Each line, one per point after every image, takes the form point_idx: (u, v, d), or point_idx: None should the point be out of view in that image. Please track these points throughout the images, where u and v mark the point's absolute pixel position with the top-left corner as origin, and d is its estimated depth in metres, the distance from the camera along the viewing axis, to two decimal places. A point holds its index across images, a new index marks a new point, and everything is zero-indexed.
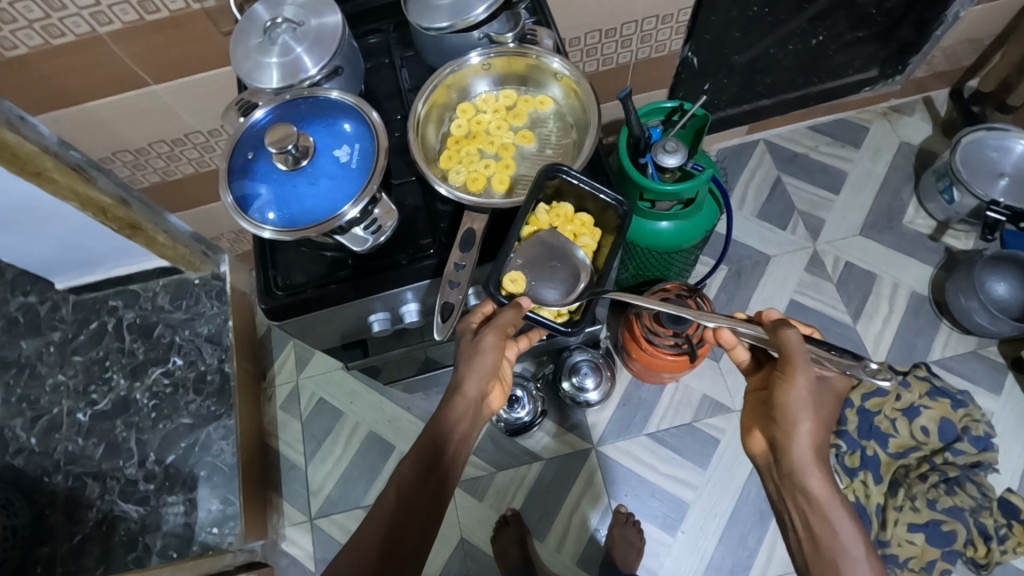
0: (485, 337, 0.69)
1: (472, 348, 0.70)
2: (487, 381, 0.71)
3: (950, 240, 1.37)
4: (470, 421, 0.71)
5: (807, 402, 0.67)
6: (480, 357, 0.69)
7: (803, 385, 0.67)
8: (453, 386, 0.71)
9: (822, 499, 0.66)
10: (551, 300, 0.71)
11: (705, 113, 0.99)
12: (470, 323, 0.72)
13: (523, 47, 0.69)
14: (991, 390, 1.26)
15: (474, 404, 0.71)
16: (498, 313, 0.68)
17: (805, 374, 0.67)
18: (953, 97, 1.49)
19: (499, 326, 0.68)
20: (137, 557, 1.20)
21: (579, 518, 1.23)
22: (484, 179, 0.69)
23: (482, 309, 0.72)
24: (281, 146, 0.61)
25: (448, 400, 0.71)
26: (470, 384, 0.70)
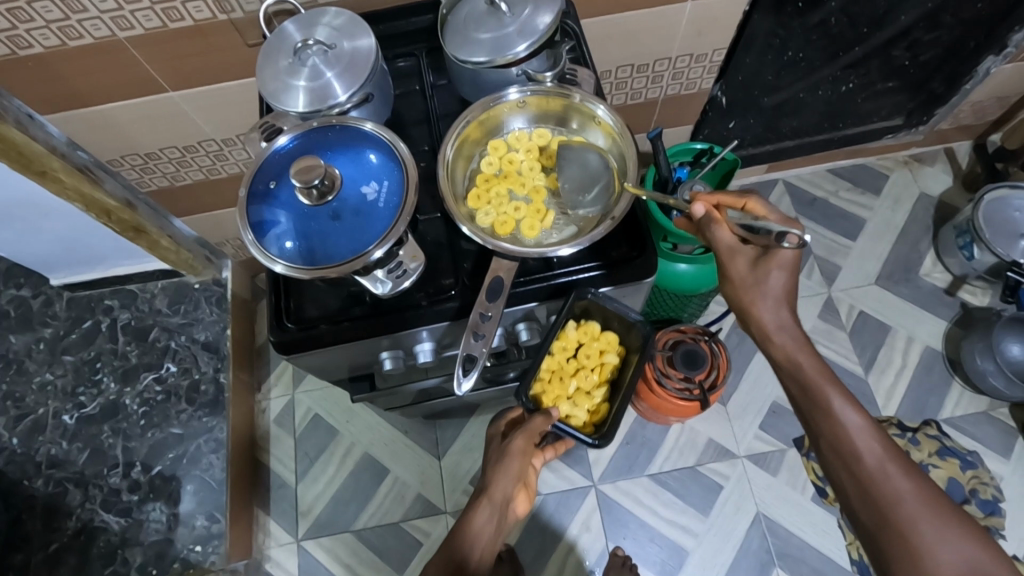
0: (514, 441, 0.78)
1: (501, 453, 0.78)
2: (513, 485, 0.76)
3: (966, 296, 1.36)
4: (494, 521, 0.73)
5: (773, 294, 0.64)
6: (507, 461, 0.77)
7: (755, 281, 0.64)
8: (480, 488, 0.75)
9: (838, 420, 0.61)
10: (580, 414, 0.86)
11: (734, 158, 0.99)
12: (497, 428, 0.85)
13: (563, 87, 0.67)
14: (1001, 454, 1.23)
15: (500, 507, 0.74)
16: (530, 420, 0.81)
17: (734, 266, 0.65)
18: (975, 151, 1.47)
19: (529, 432, 0.79)
20: (115, 571, 1.16)
21: (574, 559, 1.20)
22: (513, 223, 0.66)
23: (509, 415, 0.86)
24: (307, 180, 0.58)
25: (475, 500, 0.74)
26: (495, 488, 0.75)
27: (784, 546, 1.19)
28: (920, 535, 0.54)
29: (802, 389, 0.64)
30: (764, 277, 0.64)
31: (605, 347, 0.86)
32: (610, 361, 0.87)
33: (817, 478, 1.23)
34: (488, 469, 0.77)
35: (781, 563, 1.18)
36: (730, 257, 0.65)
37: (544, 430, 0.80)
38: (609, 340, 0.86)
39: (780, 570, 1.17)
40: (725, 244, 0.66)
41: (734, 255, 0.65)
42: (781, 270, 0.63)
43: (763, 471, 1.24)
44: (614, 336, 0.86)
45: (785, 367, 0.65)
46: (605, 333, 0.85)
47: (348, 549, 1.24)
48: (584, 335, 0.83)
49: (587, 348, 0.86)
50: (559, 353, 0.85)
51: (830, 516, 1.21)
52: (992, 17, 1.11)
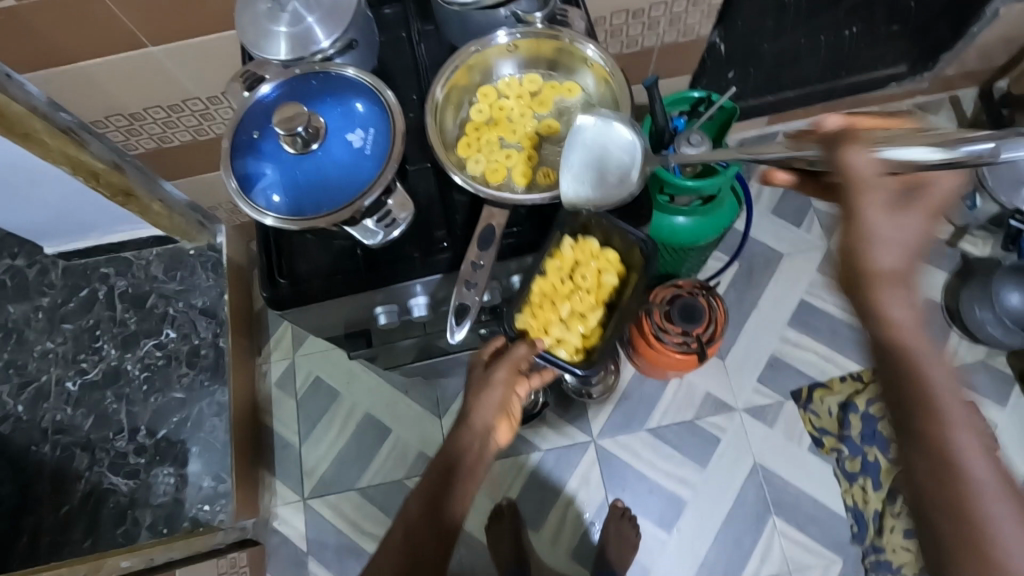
0: (496, 371, 0.74)
1: (481, 382, 0.74)
2: (494, 414, 0.73)
3: (967, 246, 1.34)
4: (478, 451, 0.73)
5: (884, 237, 0.52)
6: (488, 391, 0.73)
7: (887, 224, 0.52)
8: (460, 418, 0.74)
9: (924, 375, 0.51)
10: (571, 340, 0.79)
11: (733, 106, 0.96)
12: (482, 356, 0.79)
13: (554, 28, 0.64)
14: (997, 401, 1.24)
15: (481, 436, 0.73)
16: (513, 349, 0.75)
17: (868, 190, 0.51)
18: (981, 98, 1.44)
19: (512, 360, 0.74)
20: (126, 531, 1.18)
21: (574, 511, 1.23)
22: (505, 171, 0.65)
23: (494, 344, 0.79)
24: (290, 128, 0.57)
25: (455, 432, 0.73)
26: (475, 418, 0.73)
27: (780, 495, 1.21)
28: (989, 517, 0.49)
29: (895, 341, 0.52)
30: (886, 207, 0.52)
31: (603, 266, 0.80)
32: (608, 282, 0.80)
33: (814, 429, 1.25)
34: (467, 399, 0.74)
35: (777, 511, 1.20)
36: (859, 177, 0.51)
37: (529, 358, 0.75)
38: (608, 258, 0.79)
39: (776, 518, 1.20)
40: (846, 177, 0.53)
41: (873, 181, 0.51)
42: (904, 202, 0.52)
43: (760, 424, 1.26)
44: (615, 256, 0.80)
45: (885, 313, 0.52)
46: (604, 250, 0.79)
47: (353, 506, 1.27)
48: (580, 252, 0.78)
49: (584, 267, 0.79)
50: (553, 273, 0.78)
51: (826, 465, 1.22)
52: None
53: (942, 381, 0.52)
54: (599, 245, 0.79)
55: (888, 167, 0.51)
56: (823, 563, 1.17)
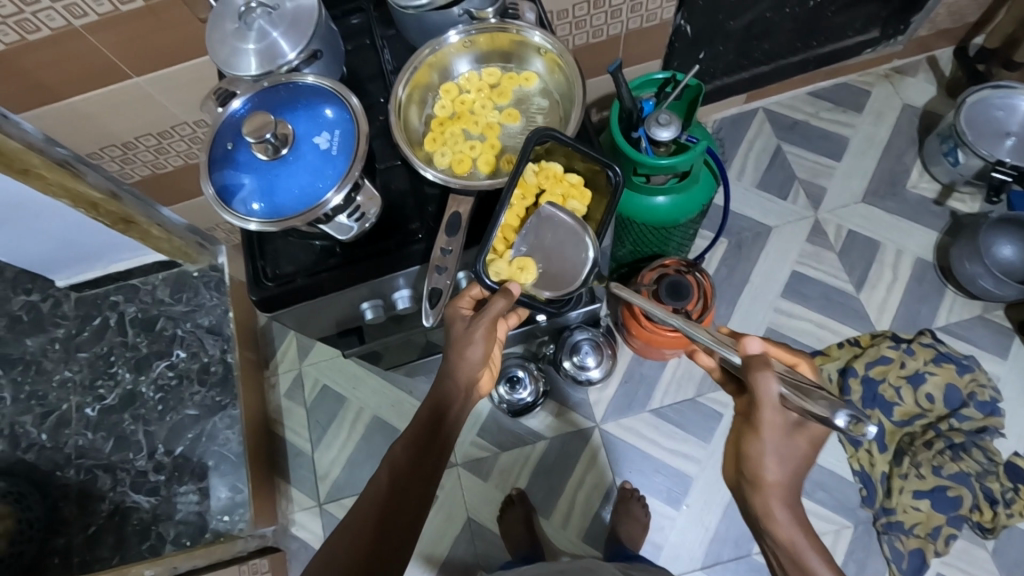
0: (478, 328, 0.69)
1: (464, 338, 0.70)
2: (477, 369, 0.71)
3: (955, 204, 1.35)
4: (460, 406, 0.71)
5: (772, 443, 0.65)
6: (470, 348, 0.69)
7: (778, 432, 0.65)
8: (443, 374, 0.71)
9: (801, 545, 0.64)
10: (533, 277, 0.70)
11: (698, 83, 0.98)
12: (459, 309, 0.72)
13: (505, 22, 0.67)
14: (997, 354, 1.24)
15: (465, 391, 0.71)
16: (490, 303, 0.68)
17: (773, 424, 0.64)
18: (957, 56, 1.44)
19: (490, 317, 0.68)
20: (152, 546, 1.22)
21: (584, 495, 1.24)
22: (470, 161, 0.68)
23: (471, 293, 0.72)
24: (259, 135, 0.60)
25: (439, 388, 0.71)
26: (460, 374, 0.71)
27: None
28: None
29: (763, 501, 0.67)
30: (762, 411, 0.64)
31: (569, 192, 0.72)
32: (576, 209, 0.72)
33: None
34: (450, 352, 0.70)
35: None
36: (767, 401, 0.63)
37: (506, 310, 0.68)
38: (573, 183, 0.72)
39: None
40: (769, 394, 0.63)
41: (772, 411, 0.64)
42: (774, 409, 0.64)
43: None
44: (580, 180, 0.73)
45: (771, 506, 0.66)
46: (568, 175, 0.72)
47: None
48: (546, 178, 0.71)
49: (550, 195, 0.71)
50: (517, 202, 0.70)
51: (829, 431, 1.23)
52: None
53: (808, 531, 0.65)
54: (563, 170, 0.72)
55: (787, 393, 0.63)
56: (834, 528, 1.17)
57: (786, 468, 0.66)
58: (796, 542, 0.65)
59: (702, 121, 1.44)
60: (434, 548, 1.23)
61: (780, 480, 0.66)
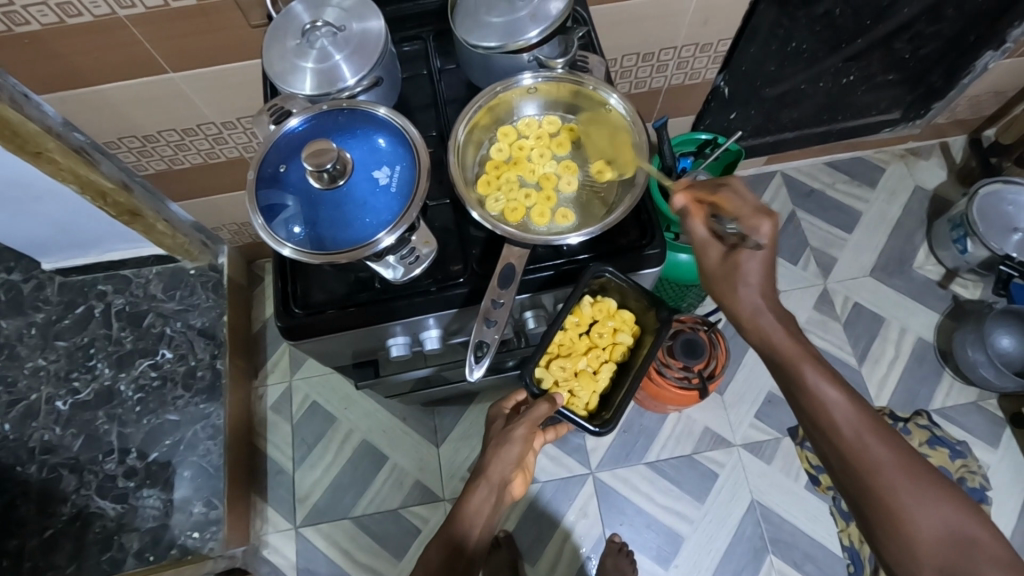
0: (516, 427, 0.72)
1: (501, 438, 0.72)
2: (511, 469, 0.71)
3: (958, 289, 1.38)
4: (491, 504, 0.69)
5: (754, 283, 0.63)
6: (508, 446, 0.71)
7: (728, 272, 0.64)
8: (477, 471, 0.70)
9: (896, 480, 0.58)
10: (582, 398, 0.80)
11: (738, 149, 1.00)
12: (502, 408, 0.80)
13: (575, 74, 0.66)
14: (989, 443, 1.26)
15: (498, 489, 0.69)
16: (533, 407, 0.74)
17: (722, 262, 0.64)
18: (970, 145, 1.49)
19: (532, 420, 0.73)
20: (112, 557, 1.15)
21: (572, 544, 1.21)
22: (524, 210, 0.66)
23: (514, 397, 0.81)
24: (318, 163, 0.57)
25: (471, 485, 0.70)
26: (492, 471, 0.70)
27: (777, 532, 1.21)
28: (881, 471, 0.58)
29: (847, 455, 0.60)
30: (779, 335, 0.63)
31: (619, 326, 0.79)
32: (623, 340, 0.80)
33: (811, 466, 1.25)
34: (486, 450, 0.72)
35: (774, 549, 1.20)
36: (709, 254, 0.65)
37: (547, 417, 0.73)
38: (624, 318, 0.79)
39: (773, 556, 1.20)
40: (701, 237, 0.65)
41: (710, 249, 0.65)
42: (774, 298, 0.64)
43: (758, 458, 1.26)
44: (630, 315, 0.80)
45: (857, 453, 0.59)
46: (621, 310, 0.79)
47: (347, 535, 1.25)
48: (599, 312, 0.76)
49: (602, 326, 0.79)
50: (571, 328, 0.78)
51: (823, 504, 1.23)
52: (996, 11, 1.09)
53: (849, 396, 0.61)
54: (616, 306, 0.78)
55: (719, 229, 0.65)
56: None
57: (852, 405, 0.61)
58: (893, 486, 0.58)
59: None
60: None
61: (851, 422, 0.60)
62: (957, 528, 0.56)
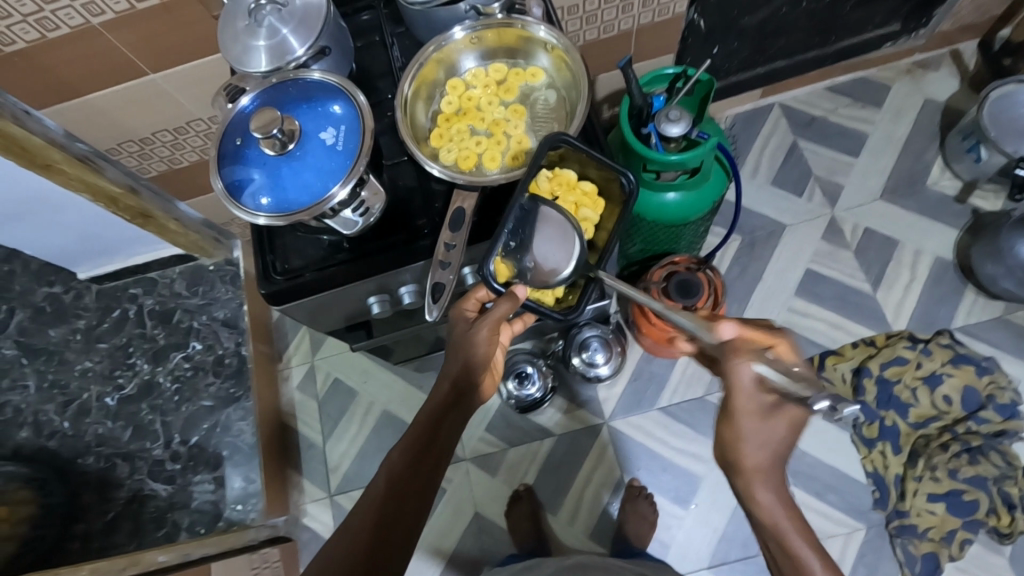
0: (480, 330, 0.70)
1: (467, 340, 0.71)
2: (479, 372, 0.71)
3: (977, 202, 1.32)
4: (460, 409, 0.72)
5: (756, 427, 0.61)
6: (473, 349, 0.70)
7: (745, 396, 0.60)
8: (444, 375, 0.72)
9: None
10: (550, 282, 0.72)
11: (710, 78, 0.96)
12: (464, 311, 0.74)
13: (512, 17, 0.67)
14: (1018, 356, 1.21)
15: (465, 393, 0.72)
16: (496, 307, 0.68)
17: (744, 405, 0.60)
18: (982, 50, 1.40)
19: (494, 319, 0.69)
20: (167, 533, 1.24)
21: (592, 491, 1.24)
22: (475, 157, 0.68)
23: (478, 295, 0.74)
24: (266, 131, 0.61)
25: (438, 389, 0.72)
26: (461, 376, 0.71)
27: (797, 465, 1.20)
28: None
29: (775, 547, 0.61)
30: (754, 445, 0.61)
31: (582, 201, 0.73)
32: (588, 217, 0.74)
33: None
34: (452, 356, 0.72)
35: (795, 481, 1.19)
36: (734, 383, 0.60)
37: (510, 315, 0.68)
38: (585, 192, 0.74)
39: (795, 489, 1.18)
40: (742, 380, 0.60)
41: (746, 396, 0.60)
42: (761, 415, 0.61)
43: None
44: (591, 189, 0.75)
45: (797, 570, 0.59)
46: (582, 184, 0.74)
47: None
48: (558, 185, 0.72)
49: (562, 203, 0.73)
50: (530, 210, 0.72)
51: (842, 433, 1.21)
52: None
53: (808, 534, 0.60)
54: (576, 178, 0.74)
55: (763, 382, 0.60)
56: (846, 530, 1.16)
57: (786, 513, 0.61)
58: None
59: (717, 117, 1.43)
60: (441, 542, 1.24)
61: (800, 546, 0.60)
62: None
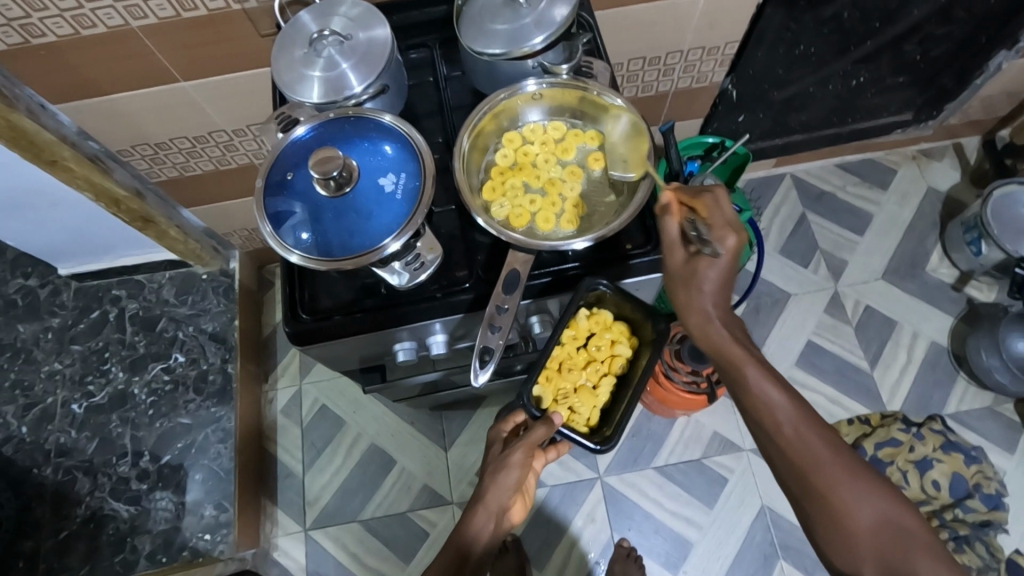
0: (513, 454, 0.72)
1: (500, 462, 0.73)
2: (509, 496, 0.72)
3: (972, 292, 1.36)
4: (490, 531, 0.70)
5: (708, 290, 0.63)
6: (505, 472, 0.72)
7: (688, 274, 0.63)
8: (474, 494, 0.72)
9: (830, 472, 0.58)
10: (583, 414, 0.80)
11: (745, 152, 0.99)
12: (501, 432, 0.78)
13: (580, 79, 0.67)
14: (1005, 449, 1.24)
15: (496, 516, 0.71)
16: (531, 430, 0.74)
17: (677, 257, 0.63)
18: (984, 146, 1.47)
19: (529, 442, 0.73)
20: (125, 559, 1.17)
21: (580, 549, 1.21)
22: (528, 216, 0.66)
23: (512, 420, 0.77)
24: (325, 171, 0.58)
25: (469, 509, 0.71)
26: (490, 498, 0.71)
27: (787, 538, 1.20)
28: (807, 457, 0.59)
29: (812, 497, 0.59)
30: (812, 440, 0.60)
31: (616, 338, 0.79)
32: (622, 353, 0.80)
33: None
34: (486, 477, 0.73)
35: (784, 555, 1.19)
36: (667, 237, 0.63)
37: (545, 439, 0.74)
38: (620, 330, 0.79)
39: (783, 562, 1.19)
40: (672, 236, 0.63)
41: (678, 250, 0.63)
42: (799, 405, 0.62)
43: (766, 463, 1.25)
44: (626, 327, 0.80)
45: (792, 448, 0.60)
46: (617, 322, 0.79)
47: (356, 538, 1.26)
48: (596, 324, 0.77)
49: (599, 339, 0.79)
50: (568, 342, 0.78)
51: None
52: (1006, 11, 1.09)
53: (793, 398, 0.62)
54: (613, 317, 0.78)
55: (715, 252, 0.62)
56: None
57: (791, 405, 0.62)
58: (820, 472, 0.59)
59: None
60: None
61: (790, 421, 0.61)
62: (889, 517, 0.57)
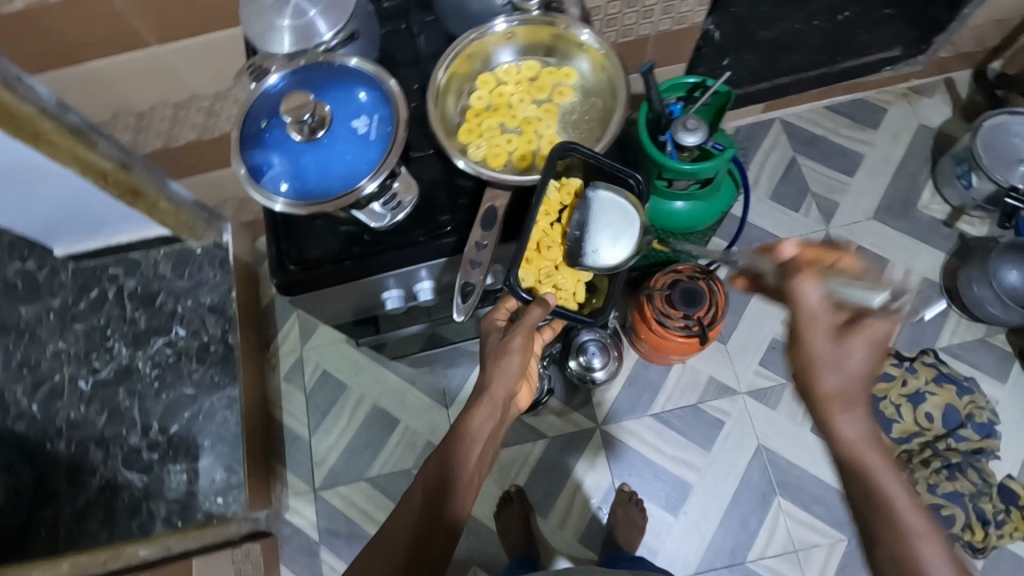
0: (514, 339, 0.72)
1: (500, 350, 0.74)
2: (514, 381, 0.74)
3: (964, 227, 1.36)
4: (494, 420, 0.73)
5: None
6: (508, 358, 0.73)
7: None
8: (479, 386, 0.73)
9: None
10: (569, 289, 0.74)
11: (728, 90, 0.96)
12: (495, 320, 0.78)
13: (550, 15, 0.67)
14: (996, 377, 1.26)
15: (501, 405, 0.73)
16: (527, 313, 0.71)
17: None
18: (975, 80, 1.45)
19: (526, 325, 0.72)
20: (141, 524, 1.19)
21: (582, 496, 1.24)
22: (505, 155, 0.67)
23: (505, 305, 0.78)
24: (298, 115, 0.59)
25: (474, 400, 0.73)
26: (496, 388, 0.73)
27: (784, 476, 1.23)
28: None
29: None
30: None
31: None
32: None
33: None
34: (488, 365, 0.74)
35: (782, 491, 1.22)
36: None
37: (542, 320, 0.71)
38: None
39: (780, 498, 1.22)
40: None
41: None
42: None
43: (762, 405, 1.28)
44: None
45: None
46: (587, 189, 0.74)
47: (364, 495, 1.30)
48: (567, 195, 0.72)
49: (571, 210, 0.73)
50: (542, 219, 0.71)
51: (829, 445, 1.24)
52: None
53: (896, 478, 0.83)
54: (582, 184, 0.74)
55: None
56: (829, 541, 1.19)
57: None
58: None
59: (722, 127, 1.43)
60: None
61: None
62: None
